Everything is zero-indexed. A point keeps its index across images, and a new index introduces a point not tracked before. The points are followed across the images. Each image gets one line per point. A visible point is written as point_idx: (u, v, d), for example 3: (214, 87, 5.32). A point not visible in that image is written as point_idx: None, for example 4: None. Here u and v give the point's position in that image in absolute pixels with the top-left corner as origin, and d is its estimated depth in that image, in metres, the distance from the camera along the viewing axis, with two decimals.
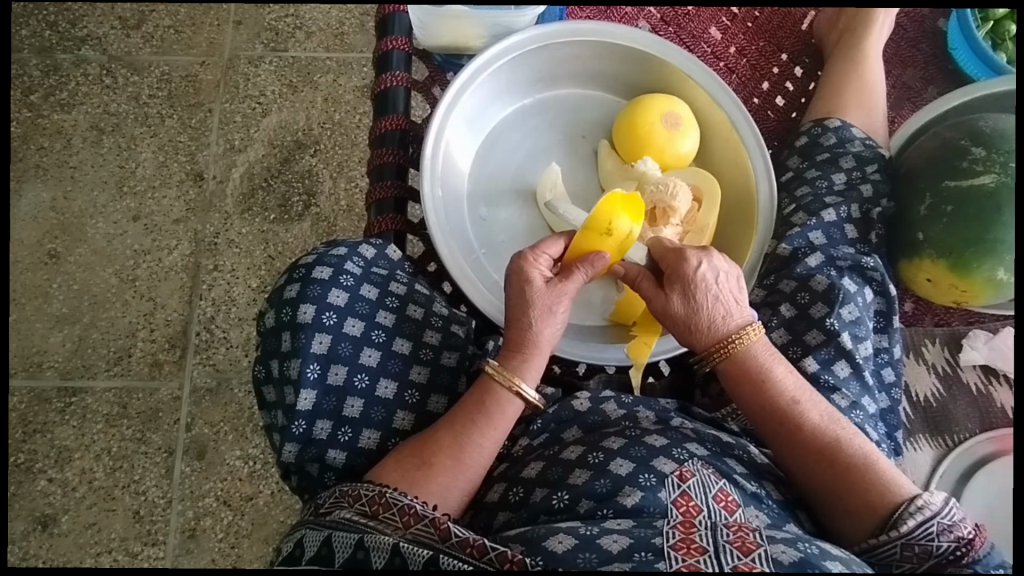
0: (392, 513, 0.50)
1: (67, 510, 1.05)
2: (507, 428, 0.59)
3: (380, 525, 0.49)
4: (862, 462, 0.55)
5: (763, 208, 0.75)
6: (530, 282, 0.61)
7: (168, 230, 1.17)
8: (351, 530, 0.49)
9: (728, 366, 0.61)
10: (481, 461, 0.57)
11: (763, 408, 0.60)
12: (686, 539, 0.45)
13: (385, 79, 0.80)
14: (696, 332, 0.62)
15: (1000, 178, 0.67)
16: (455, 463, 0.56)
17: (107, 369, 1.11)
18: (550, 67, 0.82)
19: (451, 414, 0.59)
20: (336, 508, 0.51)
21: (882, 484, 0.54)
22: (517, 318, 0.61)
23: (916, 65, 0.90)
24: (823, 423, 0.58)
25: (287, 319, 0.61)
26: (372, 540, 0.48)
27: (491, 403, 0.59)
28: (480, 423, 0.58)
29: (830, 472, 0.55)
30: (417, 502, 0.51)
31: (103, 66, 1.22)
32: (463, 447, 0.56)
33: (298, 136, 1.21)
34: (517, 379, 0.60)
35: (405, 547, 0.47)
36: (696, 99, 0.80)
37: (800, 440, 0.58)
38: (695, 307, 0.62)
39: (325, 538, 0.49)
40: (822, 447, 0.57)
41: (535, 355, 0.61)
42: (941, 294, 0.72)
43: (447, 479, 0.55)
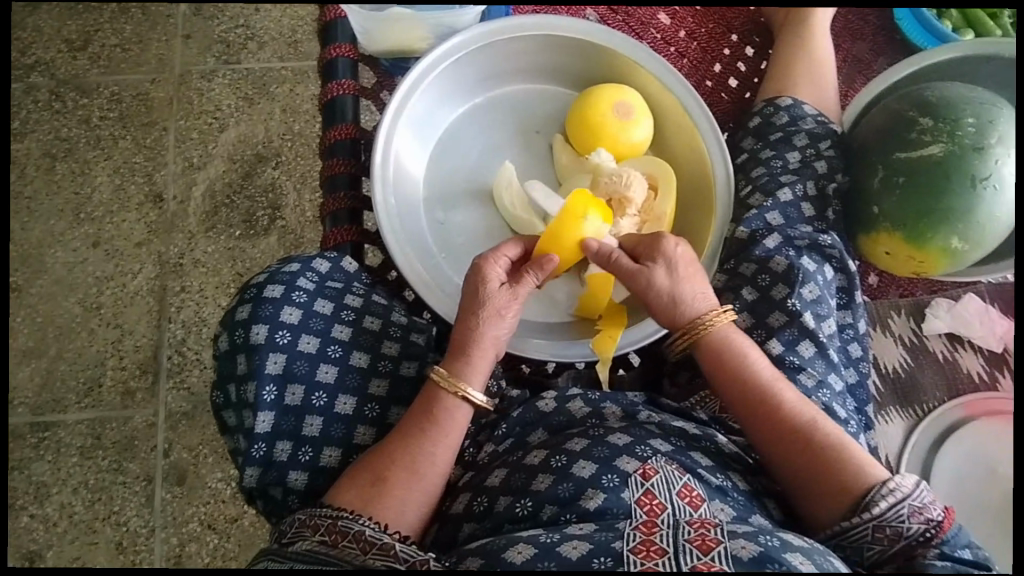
0: (349, 540, 0.50)
1: (52, 545, 1.03)
2: (458, 434, 0.58)
3: (338, 554, 0.49)
4: (835, 443, 0.55)
5: (719, 192, 0.74)
6: (488, 281, 0.62)
7: (130, 254, 1.14)
8: (310, 562, 0.49)
9: (706, 346, 0.62)
10: (434, 471, 0.56)
11: (742, 386, 0.60)
12: (646, 542, 0.45)
13: (331, 87, 0.79)
14: (676, 312, 0.63)
15: (949, 147, 0.67)
16: (410, 475, 0.55)
17: (78, 401, 1.09)
18: (498, 63, 0.81)
19: (401, 425, 0.58)
20: (298, 539, 0.51)
21: (854, 466, 0.54)
22: (466, 316, 0.61)
23: (865, 37, 0.90)
24: (799, 404, 0.58)
25: (240, 341, 0.60)
26: (329, 571, 0.48)
27: (439, 409, 0.58)
28: (431, 432, 0.57)
29: (809, 454, 0.55)
30: (370, 526, 0.50)
31: (51, 91, 1.19)
32: (417, 458, 0.55)
33: (258, 149, 1.19)
34: (462, 384, 0.58)
35: (361, 574, 0.47)
36: (647, 87, 0.80)
37: (779, 419, 0.58)
38: (677, 285, 0.63)
39: (286, 573, 0.49)
40: (799, 426, 0.57)
41: (479, 358, 0.60)
42: (900, 266, 0.73)
43: (403, 492, 0.54)
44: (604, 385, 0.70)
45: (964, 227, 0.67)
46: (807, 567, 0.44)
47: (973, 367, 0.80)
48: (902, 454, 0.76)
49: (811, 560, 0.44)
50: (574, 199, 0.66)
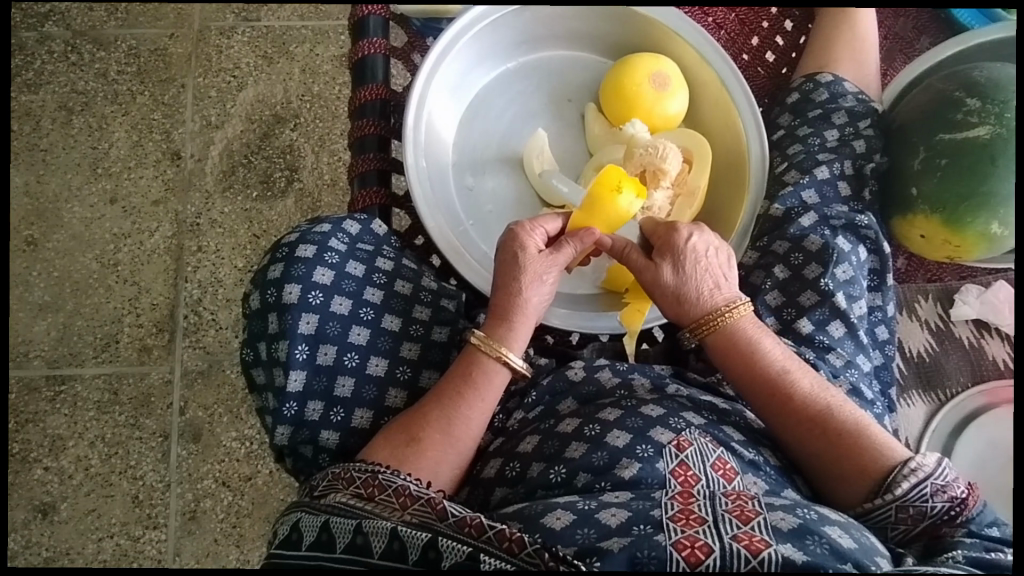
0: (387, 495, 0.50)
1: (65, 498, 1.05)
2: (495, 398, 0.59)
3: (377, 510, 0.49)
4: (852, 429, 0.56)
5: (754, 168, 0.73)
6: (525, 248, 0.62)
7: (147, 212, 1.14)
8: (349, 516, 0.48)
9: (716, 340, 0.61)
10: (470, 434, 0.57)
11: (752, 380, 0.59)
12: (684, 511, 0.46)
13: (362, 46, 0.77)
14: (686, 304, 0.62)
15: (995, 129, 0.66)
16: (445, 438, 0.56)
17: (95, 356, 1.09)
18: (533, 27, 0.79)
19: (439, 388, 0.59)
20: (330, 492, 0.51)
21: (872, 450, 0.54)
22: (507, 283, 0.61)
23: (909, 14, 0.88)
24: (814, 391, 0.58)
25: (272, 300, 0.59)
26: (369, 524, 0.47)
27: (478, 372, 0.59)
28: (468, 396, 0.58)
29: (825, 441, 0.56)
30: (412, 483, 0.51)
31: (67, 42, 1.17)
32: (451, 421, 0.57)
33: (277, 110, 1.18)
34: (504, 348, 0.59)
35: (402, 529, 0.46)
36: (685, 58, 0.78)
37: (792, 410, 0.57)
38: (685, 278, 0.62)
39: (323, 524, 0.48)
40: (813, 415, 0.57)
41: (521, 323, 0.60)
42: (933, 250, 0.72)
43: (437, 454, 0.55)
44: (631, 358, 0.70)
45: (1006, 212, 0.66)
46: (844, 540, 0.45)
47: (999, 355, 0.79)
48: (922, 436, 0.76)
49: (848, 533, 0.46)
50: (601, 180, 0.66)
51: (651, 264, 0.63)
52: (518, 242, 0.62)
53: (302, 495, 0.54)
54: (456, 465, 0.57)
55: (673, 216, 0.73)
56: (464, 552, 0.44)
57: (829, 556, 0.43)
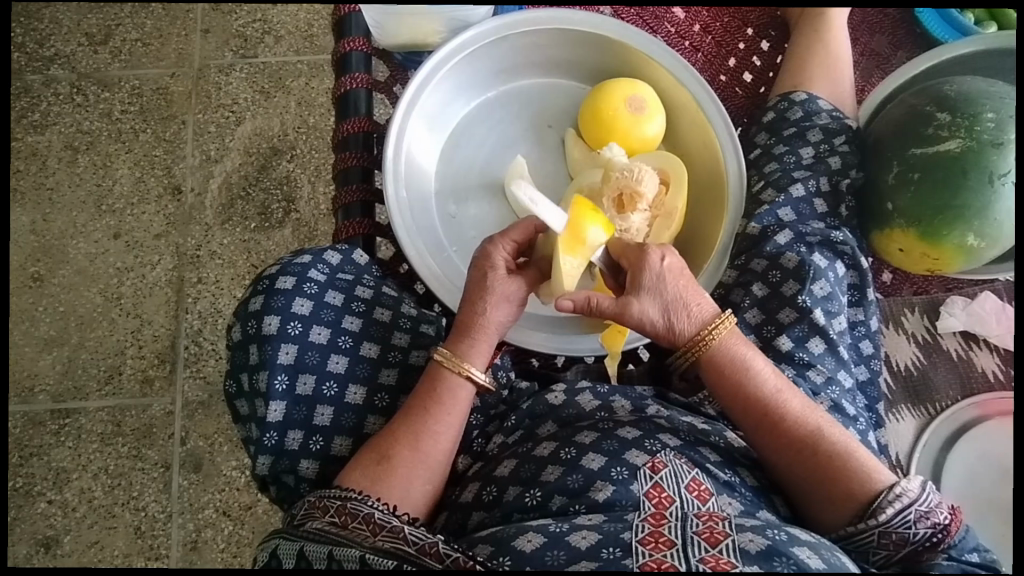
0: (358, 522, 0.51)
1: (68, 530, 1.06)
2: (461, 413, 0.60)
3: (350, 537, 0.50)
4: (843, 450, 0.55)
5: (732, 187, 0.74)
6: (493, 266, 0.63)
7: (149, 245, 1.17)
8: (322, 544, 0.49)
9: (709, 361, 0.59)
10: (438, 452, 0.58)
11: (748, 401, 0.58)
12: (654, 534, 0.46)
13: (344, 81, 0.79)
14: (670, 331, 0.60)
15: (966, 142, 0.66)
16: (414, 454, 0.57)
17: (98, 389, 1.11)
18: (511, 57, 0.81)
19: (406, 406, 0.60)
20: (308, 520, 0.52)
21: (859, 474, 0.53)
22: (473, 297, 0.63)
23: (885, 30, 0.89)
24: (805, 411, 0.57)
25: (253, 331, 0.61)
26: (341, 551, 0.48)
27: (443, 389, 0.60)
28: (435, 413, 0.59)
29: (817, 462, 0.55)
30: (379, 510, 0.52)
31: (73, 84, 1.21)
32: (420, 437, 0.58)
33: (274, 143, 1.21)
34: (465, 363, 0.60)
35: (370, 556, 0.47)
36: (660, 81, 0.79)
37: (785, 430, 0.56)
38: (671, 304, 0.59)
39: (299, 551, 0.50)
40: (805, 435, 0.56)
41: (479, 339, 0.62)
42: (914, 263, 0.72)
43: (407, 469, 0.57)
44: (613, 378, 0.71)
45: (981, 224, 0.66)
46: (813, 560, 0.45)
47: (989, 367, 0.78)
48: (913, 452, 0.75)
49: (817, 554, 0.46)
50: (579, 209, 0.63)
51: (630, 299, 0.59)
52: (481, 260, 0.63)
53: (284, 520, 0.55)
54: (426, 486, 0.58)
55: (653, 237, 0.74)
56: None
57: None
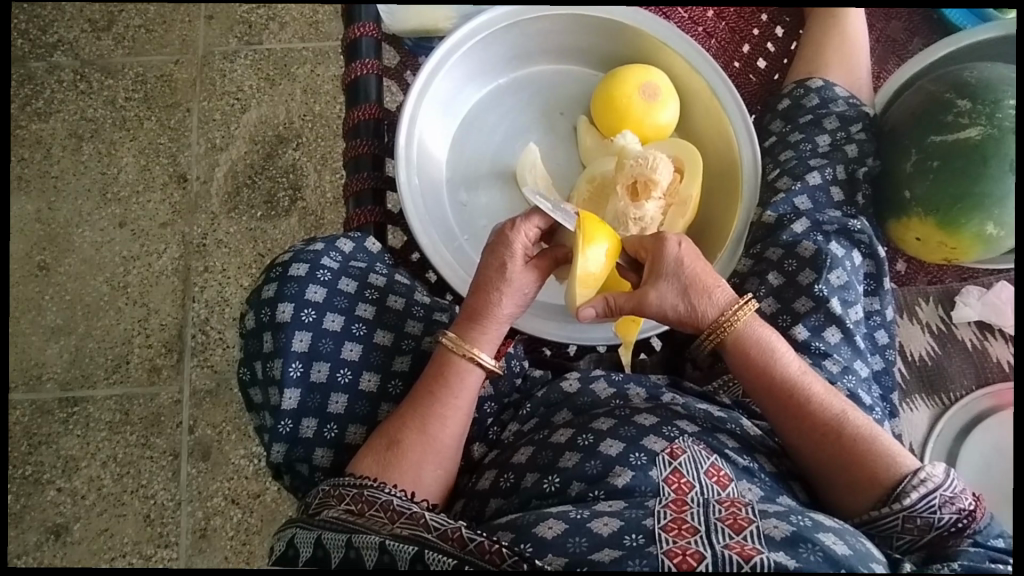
0: (376, 510, 0.51)
1: (78, 518, 1.06)
2: (469, 397, 0.60)
3: (369, 525, 0.50)
4: (867, 436, 0.55)
5: (747, 175, 0.73)
6: (512, 255, 0.61)
7: (155, 234, 1.16)
8: (341, 530, 0.50)
9: (734, 345, 0.59)
10: (446, 439, 0.58)
11: (772, 386, 0.58)
12: (676, 521, 0.48)
13: (355, 67, 0.78)
14: (693, 314, 0.59)
15: (987, 130, 0.65)
16: (423, 439, 0.57)
17: (106, 378, 1.11)
18: (523, 43, 0.80)
19: (414, 392, 0.60)
20: (324, 508, 0.53)
21: (883, 459, 0.54)
22: (489, 285, 0.62)
23: (901, 16, 0.88)
24: (829, 396, 0.57)
25: (266, 319, 0.60)
26: (362, 537, 0.49)
27: (453, 374, 0.60)
28: (445, 398, 0.59)
29: (840, 447, 0.55)
30: (396, 497, 0.52)
31: (76, 71, 1.20)
32: (428, 422, 0.58)
33: (279, 131, 1.20)
34: (473, 349, 0.60)
35: (391, 542, 0.48)
36: (674, 68, 0.78)
37: (809, 414, 0.56)
38: (690, 289, 0.59)
39: (317, 540, 0.50)
40: (829, 420, 0.56)
41: (490, 325, 0.61)
42: (930, 252, 0.71)
43: (416, 454, 0.57)
44: (626, 368, 0.71)
45: (1001, 213, 0.65)
46: (838, 546, 0.46)
47: (1003, 356, 0.78)
48: (926, 442, 0.75)
49: (843, 539, 0.47)
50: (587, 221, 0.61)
51: (652, 284, 0.59)
52: (495, 245, 0.62)
53: (298, 508, 0.55)
54: (437, 470, 0.58)
55: (666, 225, 0.73)
56: (450, 565, 0.46)
57: (822, 563, 0.44)
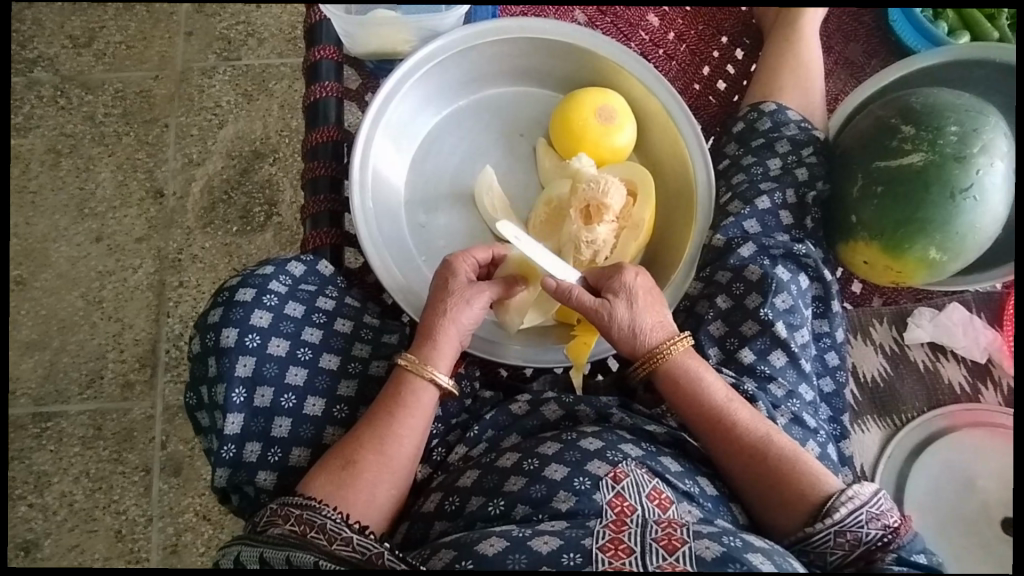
0: (317, 532, 0.52)
1: (48, 534, 1.06)
2: (425, 416, 0.61)
3: (305, 545, 0.51)
4: (792, 457, 0.57)
5: (700, 199, 0.74)
6: (456, 275, 0.66)
7: (131, 249, 1.17)
8: (280, 547, 0.51)
9: (666, 374, 0.62)
10: (400, 459, 0.59)
11: (702, 413, 0.61)
12: (614, 541, 0.48)
13: (314, 90, 0.79)
14: (640, 335, 0.63)
15: (929, 156, 0.65)
16: (379, 458, 0.58)
17: (80, 393, 1.12)
18: (482, 65, 0.81)
19: (370, 413, 0.60)
20: (270, 526, 0.53)
21: (808, 480, 0.56)
22: (437, 305, 0.65)
23: (859, 38, 0.89)
24: (755, 420, 0.60)
25: (210, 344, 0.61)
26: (297, 556, 0.50)
27: (414, 392, 0.60)
28: (404, 421, 0.59)
29: (768, 468, 0.57)
30: (331, 520, 0.53)
31: (56, 87, 1.21)
32: (385, 441, 0.58)
33: (256, 146, 1.21)
34: (431, 367, 0.62)
35: (323, 562, 0.49)
36: (631, 91, 0.79)
37: (737, 439, 0.59)
38: (642, 310, 0.64)
39: (259, 556, 0.51)
40: (756, 441, 0.58)
41: (445, 342, 0.63)
42: (878, 275, 0.71)
43: (371, 474, 0.57)
44: (578, 391, 0.71)
45: (942, 238, 0.65)
46: (766, 565, 0.47)
47: (955, 378, 0.77)
48: (877, 463, 0.74)
49: (770, 559, 0.48)
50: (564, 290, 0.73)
51: (605, 302, 0.63)
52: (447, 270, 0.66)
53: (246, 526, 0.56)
54: (387, 491, 0.58)
55: (619, 248, 0.74)
56: None
57: None
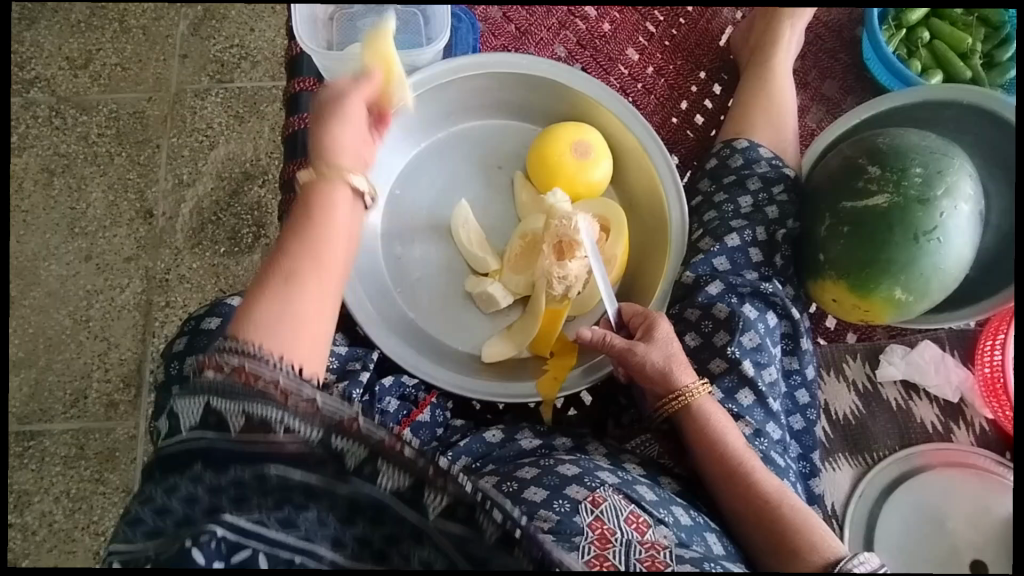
0: (266, 382, 0.45)
1: (26, 555, 1.04)
2: (347, 217, 0.60)
3: (261, 396, 0.45)
4: (803, 514, 0.57)
5: (673, 235, 0.74)
6: (338, 95, 0.67)
7: (119, 268, 1.18)
8: (230, 399, 0.45)
9: (689, 416, 0.63)
10: (327, 291, 0.55)
11: (719, 459, 0.61)
12: (599, 558, 0.50)
13: (292, 121, 0.80)
14: (666, 374, 0.64)
15: (893, 198, 0.66)
16: (315, 258, 0.55)
17: (64, 412, 1.12)
18: (462, 99, 0.82)
19: (287, 245, 0.56)
20: (206, 371, 0.46)
21: (819, 540, 0.55)
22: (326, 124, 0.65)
23: (836, 75, 0.90)
24: (769, 473, 0.60)
25: (174, 374, 0.62)
26: (255, 409, 0.44)
27: (332, 255, 0.56)
28: (324, 276, 0.55)
29: (779, 517, 0.57)
30: (285, 374, 0.47)
31: (51, 107, 1.23)
32: (318, 244, 0.56)
33: (246, 168, 1.22)
34: (342, 171, 0.62)
35: (292, 420, 0.44)
36: (608, 126, 0.80)
37: (751, 486, 0.59)
38: (676, 356, 0.65)
39: (206, 407, 0.45)
40: (770, 492, 0.58)
41: (342, 151, 0.64)
42: (848, 314, 0.71)
43: (315, 280, 0.54)
44: (547, 422, 0.74)
45: (907, 278, 0.66)
46: None
47: (928, 417, 0.77)
48: (848, 502, 0.74)
49: None
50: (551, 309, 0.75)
51: (639, 346, 0.66)
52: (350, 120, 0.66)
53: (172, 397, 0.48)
54: (320, 344, 0.53)
55: (593, 282, 0.75)
56: (359, 456, 0.44)
57: None
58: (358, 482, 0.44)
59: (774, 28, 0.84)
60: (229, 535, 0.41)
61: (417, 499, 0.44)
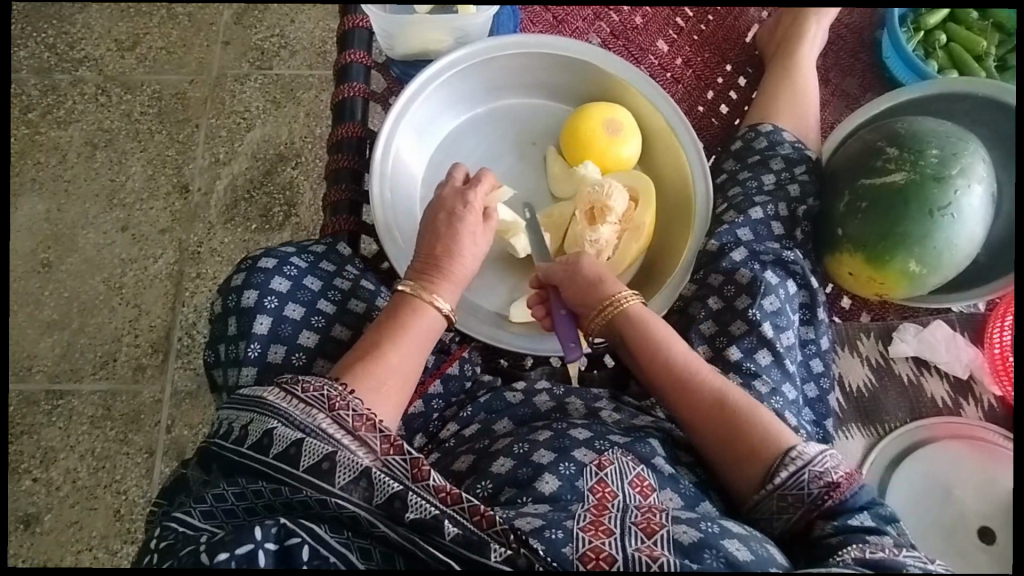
0: (347, 412, 0.56)
1: (49, 509, 1.09)
2: (431, 332, 0.68)
3: (321, 422, 0.54)
4: (745, 407, 0.61)
5: (698, 209, 0.79)
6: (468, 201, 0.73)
7: (153, 240, 1.22)
8: (298, 429, 0.53)
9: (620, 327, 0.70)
10: (406, 362, 0.64)
11: (658, 368, 0.66)
12: (595, 522, 0.52)
13: (343, 89, 0.85)
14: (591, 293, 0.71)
15: (910, 175, 0.70)
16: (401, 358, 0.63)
17: (93, 373, 1.15)
18: (502, 77, 0.87)
19: (385, 322, 0.66)
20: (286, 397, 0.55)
21: (771, 431, 0.59)
22: (447, 223, 0.72)
23: (855, 74, 0.95)
24: (707, 374, 0.64)
25: (233, 304, 0.66)
26: (314, 445, 0.53)
27: (412, 357, 0.64)
28: (404, 371, 0.63)
29: (723, 418, 0.61)
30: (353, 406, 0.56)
31: (98, 85, 1.29)
32: (404, 340, 0.64)
33: (280, 149, 1.27)
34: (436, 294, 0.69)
35: (341, 454, 0.53)
36: (639, 108, 0.85)
37: (687, 392, 0.63)
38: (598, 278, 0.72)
39: (296, 439, 0.53)
40: (710, 394, 0.63)
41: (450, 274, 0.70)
42: (862, 287, 0.75)
43: (396, 378, 0.62)
44: (573, 379, 0.76)
45: (921, 252, 0.69)
46: (741, 552, 0.50)
47: (938, 393, 0.80)
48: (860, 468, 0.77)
49: (745, 546, 0.51)
50: None
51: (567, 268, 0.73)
52: (461, 208, 0.72)
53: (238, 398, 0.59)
54: (397, 398, 0.62)
55: (621, 249, 0.79)
56: (432, 514, 0.50)
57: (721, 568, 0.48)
58: (413, 532, 0.50)
59: (800, 25, 0.89)
60: (288, 523, 0.50)
61: (482, 544, 0.49)
